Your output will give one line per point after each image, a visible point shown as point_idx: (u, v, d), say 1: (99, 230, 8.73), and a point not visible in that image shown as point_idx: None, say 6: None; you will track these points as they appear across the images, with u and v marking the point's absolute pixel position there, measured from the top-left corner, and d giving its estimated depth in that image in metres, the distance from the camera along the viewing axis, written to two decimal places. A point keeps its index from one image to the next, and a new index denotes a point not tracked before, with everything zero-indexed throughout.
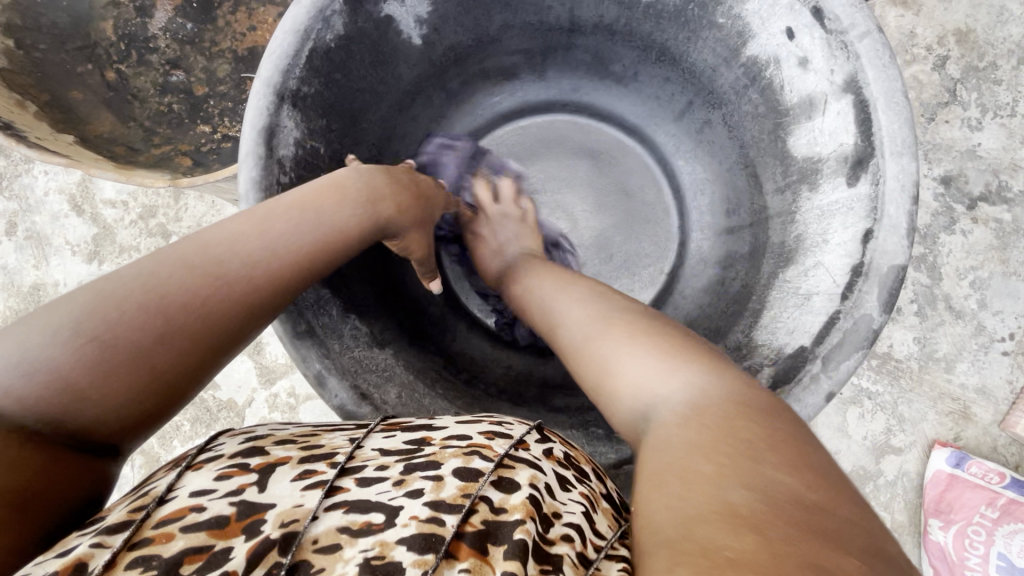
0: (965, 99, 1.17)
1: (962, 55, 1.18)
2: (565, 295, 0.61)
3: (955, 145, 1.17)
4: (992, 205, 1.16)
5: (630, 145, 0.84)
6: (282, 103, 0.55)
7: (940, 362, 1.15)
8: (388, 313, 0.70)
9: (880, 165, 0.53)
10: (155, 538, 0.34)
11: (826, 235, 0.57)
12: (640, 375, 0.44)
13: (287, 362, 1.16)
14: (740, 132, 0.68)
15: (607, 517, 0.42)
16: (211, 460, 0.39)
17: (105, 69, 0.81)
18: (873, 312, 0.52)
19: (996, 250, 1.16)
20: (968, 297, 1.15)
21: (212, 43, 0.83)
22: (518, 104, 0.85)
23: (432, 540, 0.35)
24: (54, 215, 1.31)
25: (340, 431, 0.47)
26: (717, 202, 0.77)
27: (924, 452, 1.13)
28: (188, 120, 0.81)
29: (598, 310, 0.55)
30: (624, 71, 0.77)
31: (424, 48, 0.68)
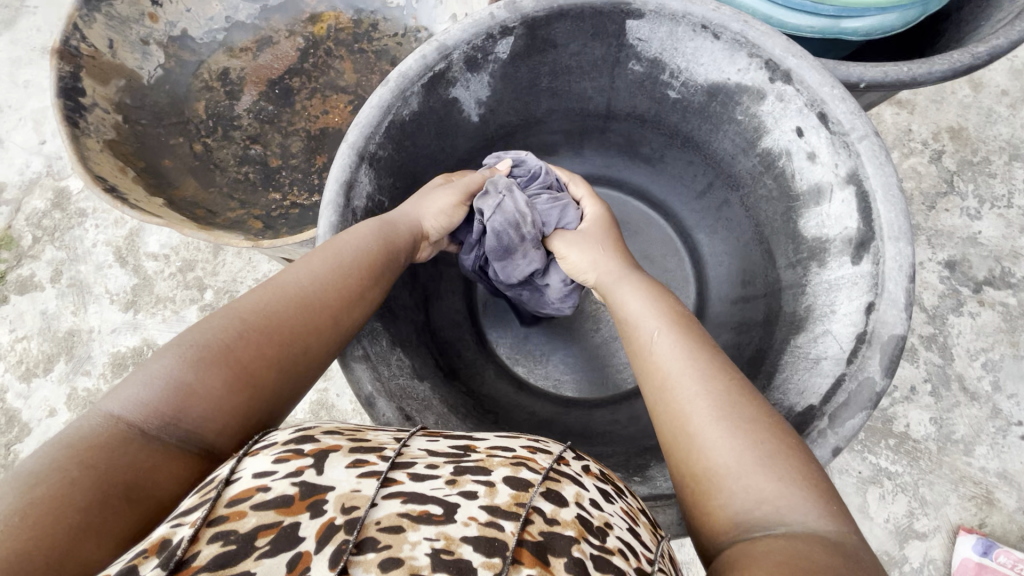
0: (963, 189, 1.25)
1: (956, 150, 1.27)
2: (670, 356, 0.52)
3: (956, 232, 1.23)
4: (997, 289, 1.20)
5: (654, 218, 0.94)
6: (361, 163, 0.63)
7: (959, 445, 1.14)
8: (426, 351, 0.74)
9: (880, 248, 0.57)
10: (229, 516, 0.35)
11: (833, 306, 0.62)
12: (767, 491, 0.42)
13: (306, 416, 1.19)
14: (756, 212, 0.75)
15: (648, 531, 0.45)
16: (266, 448, 0.41)
17: (193, 141, 0.90)
18: (874, 376, 0.55)
19: (1005, 332, 1.19)
20: (981, 378, 1.17)
21: (288, 122, 0.94)
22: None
23: (496, 543, 0.37)
24: (99, 265, 1.38)
25: (382, 430, 0.48)
26: (734, 274, 0.82)
27: (949, 538, 1.10)
28: (262, 186, 0.90)
29: (715, 390, 0.48)
30: (652, 153, 0.85)
31: (479, 125, 0.76)
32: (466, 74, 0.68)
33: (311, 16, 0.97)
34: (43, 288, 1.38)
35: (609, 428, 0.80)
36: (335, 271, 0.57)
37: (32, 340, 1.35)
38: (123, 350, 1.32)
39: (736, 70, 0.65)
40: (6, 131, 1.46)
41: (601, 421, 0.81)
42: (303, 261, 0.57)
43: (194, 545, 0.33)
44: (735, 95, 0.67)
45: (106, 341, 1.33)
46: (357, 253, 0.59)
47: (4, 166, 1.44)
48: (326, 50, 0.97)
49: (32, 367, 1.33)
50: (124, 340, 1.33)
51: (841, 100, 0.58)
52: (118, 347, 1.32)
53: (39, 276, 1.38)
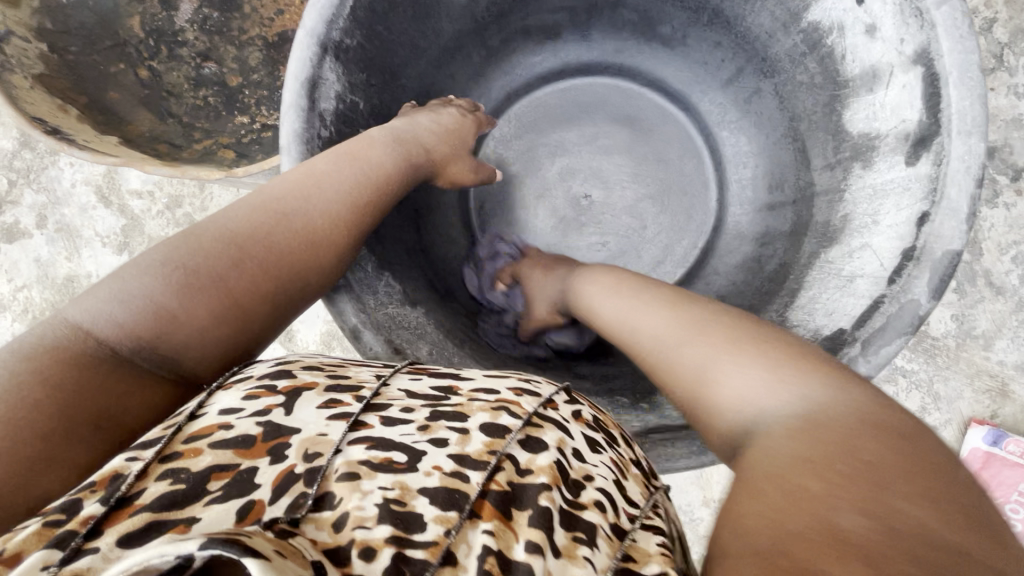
0: (1013, 64, 1.12)
1: (1010, 17, 1.12)
2: (631, 313, 0.52)
3: (1001, 114, 1.12)
4: None
5: (671, 112, 0.81)
6: (325, 56, 0.54)
7: (978, 340, 1.13)
8: (421, 275, 0.69)
9: (945, 144, 0.49)
10: (185, 453, 0.33)
11: (877, 216, 0.55)
12: (747, 385, 0.37)
13: (318, 348, 1.19)
14: (792, 104, 0.66)
15: (637, 484, 0.41)
16: (240, 382, 0.39)
17: (137, 66, 0.80)
18: (919, 298, 0.50)
19: None
20: (1009, 272, 1.12)
21: (239, 31, 0.81)
22: (558, 66, 0.81)
23: (456, 496, 0.34)
24: (83, 207, 1.32)
25: (367, 367, 0.46)
26: (762, 175, 0.74)
27: (959, 430, 1.13)
28: (225, 111, 0.80)
29: (672, 324, 0.46)
30: (672, 33, 0.75)
31: (468, 3, 0.66)
32: None
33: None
34: (32, 235, 1.33)
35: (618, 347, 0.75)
36: (343, 203, 0.53)
37: (34, 288, 1.33)
38: None
39: None
40: None
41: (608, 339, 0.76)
42: (303, 174, 0.52)
43: (142, 481, 0.31)
44: None
45: None
46: (350, 187, 0.54)
47: None
48: None
49: (38, 316, 1.31)
50: None
51: None
52: None
53: (24, 223, 1.33)
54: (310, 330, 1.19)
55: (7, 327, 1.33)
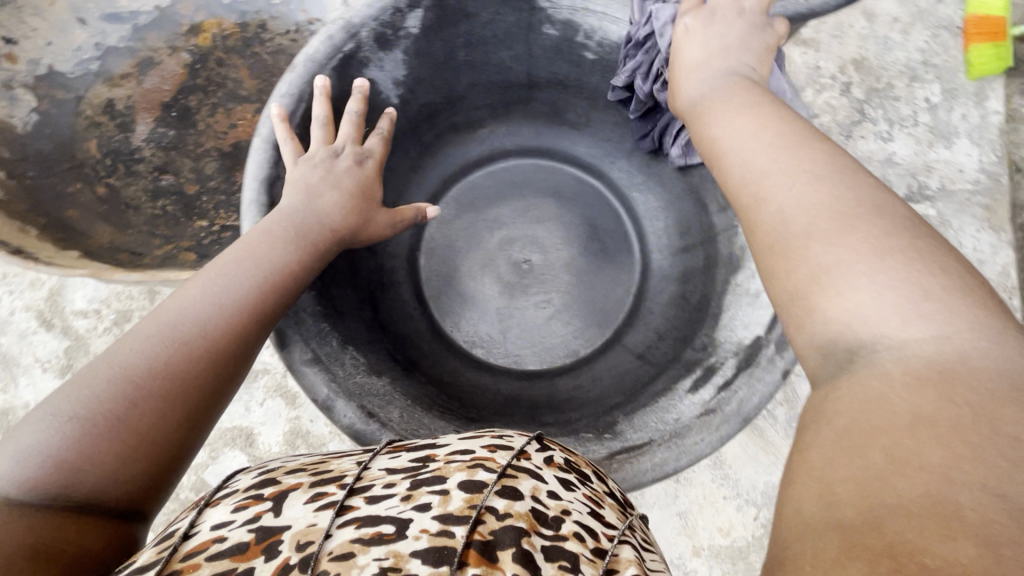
0: (874, 115, 1.33)
1: (862, 80, 1.35)
2: (770, 165, 0.45)
3: (874, 156, 1.32)
4: (918, 203, 1.30)
5: (588, 182, 0.91)
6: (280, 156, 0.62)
7: None
8: (380, 352, 0.71)
9: None
10: (182, 570, 0.36)
11: None
12: (880, 309, 0.35)
13: (281, 450, 1.14)
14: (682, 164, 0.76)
15: (614, 511, 0.47)
16: (228, 497, 0.43)
17: (94, 184, 0.83)
18: None
19: None
20: None
21: (195, 144, 0.86)
22: (484, 152, 0.91)
23: (445, 552, 0.37)
24: (21, 333, 1.27)
25: (348, 457, 0.50)
26: (672, 224, 0.82)
27: None
28: (184, 218, 0.84)
29: (825, 198, 0.40)
30: (578, 118, 0.85)
31: (400, 105, 0.75)
32: (378, 54, 0.66)
33: (192, 28, 0.88)
34: None
35: (576, 392, 0.79)
36: (236, 304, 0.52)
37: None
38: None
39: None
40: None
41: (565, 388, 0.80)
42: (190, 292, 0.51)
43: None
44: None
45: None
46: (257, 281, 0.54)
47: None
48: (218, 61, 0.88)
49: None
50: None
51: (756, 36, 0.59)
52: None
53: None
54: (272, 432, 1.15)
55: None
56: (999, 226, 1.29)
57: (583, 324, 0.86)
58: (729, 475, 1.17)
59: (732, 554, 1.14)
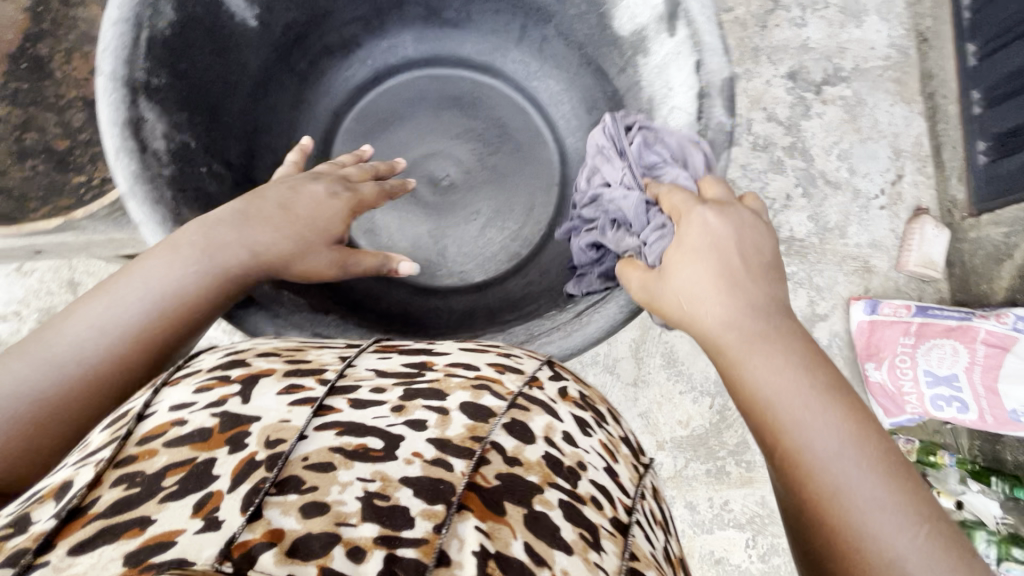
0: (787, 3, 1.33)
1: None
2: (857, 480, 0.43)
3: (790, 44, 1.33)
4: (834, 85, 1.33)
5: (485, 82, 0.88)
6: (137, 96, 0.57)
7: (835, 231, 1.29)
8: (320, 288, 0.71)
9: (687, 7, 0.60)
10: (138, 456, 0.36)
11: (669, 85, 0.65)
12: None
13: None
14: (574, 36, 0.75)
15: (626, 466, 0.48)
16: (188, 376, 0.42)
17: None
18: (721, 119, 0.62)
19: (849, 123, 1.32)
20: (839, 168, 1.31)
21: (56, 96, 0.79)
22: (372, 74, 0.88)
23: (441, 488, 0.38)
24: None
25: (330, 349, 0.50)
26: (578, 102, 0.82)
27: (844, 310, 1.27)
28: (58, 174, 0.79)
29: (867, 488, 0.42)
30: (457, 15, 0.83)
31: (262, 30, 0.70)
32: None
33: None
34: None
35: (528, 289, 0.80)
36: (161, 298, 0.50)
37: None
38: None
39: None
40: None
41: (517, 289, 0.80)
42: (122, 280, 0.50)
43: (94, 489, 0.35)
44: None
45: None
46: (196, 278, 0.52)
47: None
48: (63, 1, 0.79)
49: None
50: None
51: None
52: None
53: None
54: None
55: None
56: (911, 98, 1.33)
57: (518, 225, 0.85)
58: (683, 370, 1.22)
59: (693, 442, 1.21)
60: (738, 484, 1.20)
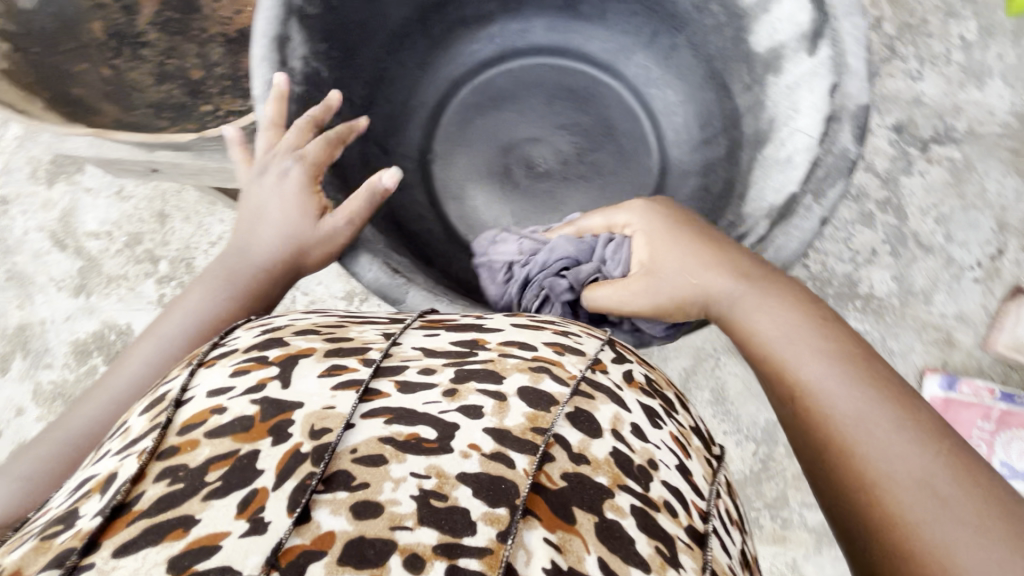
0: (904, 53, 1.28)
1: (894, 15, 1.29)
2: (865, 409, 0.45)
3: (901, 96, 1.27)
4: (942, 145, 1.25)
5: (601, 80, 0.88)
6: (291, 18, 0.60)
7: (919, 296, 1.21)
8: (402, 241, 0.74)
9: (836, 27, 0.57)
10: (181, 447, 0.37)
11: (796, 106, 0.63)
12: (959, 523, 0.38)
13: None
14: (704, 46, 0.75)
15: (699, 462, 0.47)
16: (224, 358, 0.43)
17: (101, 66, 0.81)
18: (847, 145, 0.58)
19: (952, 186, 1.24)
20: (934, 232, 1.23)
21: (200, 30, 0.83)
22: (499, 51, 0.89)
23: (505, 488, 0.37)
24: (36, 253, 1.29)
25: (371, 324, 0.49)
26: (693, 117, 0.82)
27: (917, 381, 1.18)
28: (190, 102, 0.81)
29: (882, 407, 0.44)
30: (593, 11, 0.84)
31: None
32: None
33: None
34: None
35: None
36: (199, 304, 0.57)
37: None
38: (83, 336, 1.26)
39: None
40: None
41: None
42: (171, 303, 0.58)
43: (138, 485, 0.35)
44: None
45: (62, 330, 1.26)
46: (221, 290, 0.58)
47: None
48: None
49: None
50: (83, 326, 1.26)
51: None
52: (77, 334, 1.26)
53: None
54: None
55: None
56: None
57: None
58: (730, 410, 1.18)
59: None
60: (769, 540, 1.13)
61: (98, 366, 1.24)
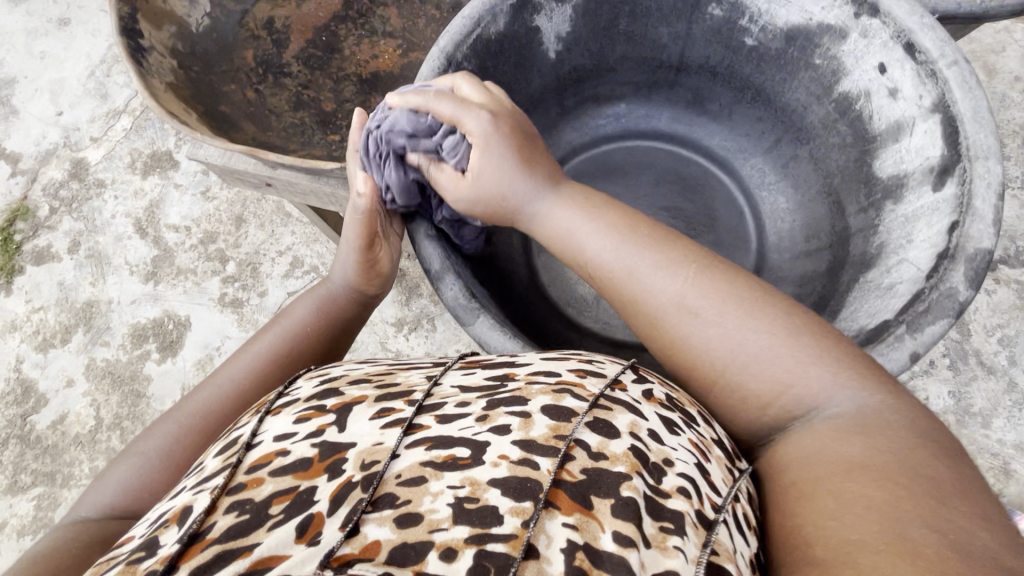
0: None
1: None
2: (671, 294, 0.51)
3: None
4: (1012, 267, 1.24)
5: (715, 173, 0.93)
6: (449, 68, 0.68)
7: (976, 417, 1.17)
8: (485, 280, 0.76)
9: (968, 167, 0.60)
10: (248, 483, 0.38)
11: (910, 236, 0.65)
12: (767, 369, 0.46)
13: None
14: (826, 163, 0.80)
15: (721, 469, 0.44)
16: (288, 406, 0.45)
17: (246, 89, 0.85)
18: (959, 288, 0.57)
19: (1019, 309, 1.22)
20: (998, 353, 1.20)
21: (337, 67, 0.92)
22: (620, 130, 0.94)
23: (528, 485, 0.37)
24: (118, 236, 1.37)
25: (414, 370, 0.50)
26: (799, 228, 0.86)
27: None
28: (318, 131, 0.88)
29: (683, 289, 0.51)
30: (719, 110, 0.89)
31: (555, 62, 0.80)
32: (552, 3, 0.73)
33: None
34: (61, 259, 1.36)
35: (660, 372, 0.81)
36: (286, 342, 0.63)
37: (50, 311, 1.33)
38: (144, 321, 1.31)
39: (820, 8, 0.69)
40: (23, 104, 1.47)
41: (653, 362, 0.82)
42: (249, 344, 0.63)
43: (210, 516, 0.36)
44: (815, 37, 0.72)
45: (125, 312, 1.32)
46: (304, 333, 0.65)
47: (21, 139, 1.44)
48: None
49: (49, 338, 1.31)
50: (145, 312, 1.31)
51: (930, 28, 0.62)
52: (138, 318, 1.31)
53: (57, 247, 1.37)
54: None
55: (13, 347, 1.31)
56: None
57: None
58: None
59: None
60: None
61: (151, 352, 1.29)
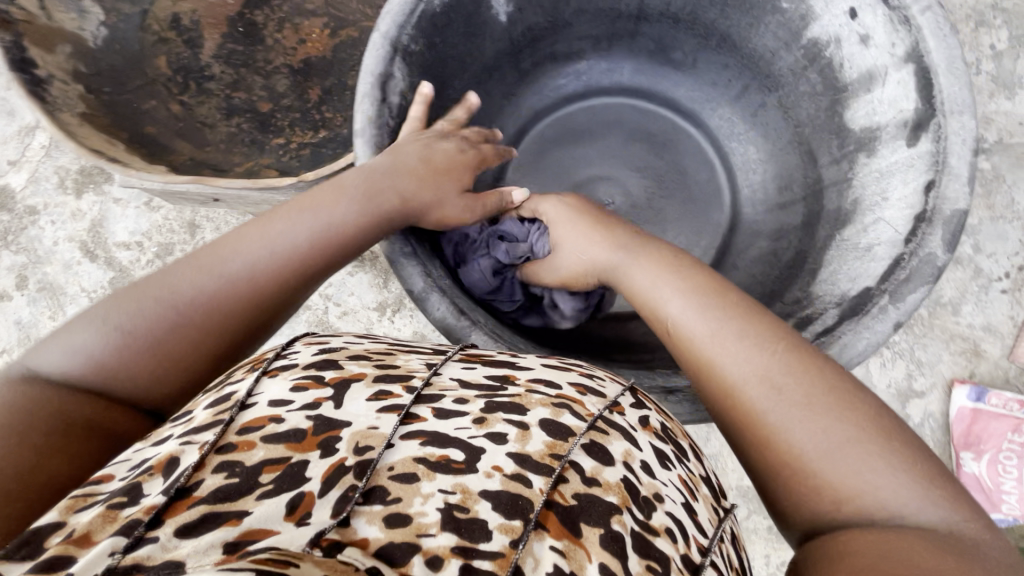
0: None
1: None
2: (749, 364, 0.48)
3: None
4: None
5: (682, 126, 0.92)
6: (395, 55, 0.63)
7: (947, 306, 1.23)
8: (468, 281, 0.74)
9: (942, 123, 0.59)
10: (239, 445, 0.37)
11: (886, 193, 0.64)
12: (845, 462, 0.43)
13: None
14: (796, 112, 0.78)
15: (707, 507, 0.45)
16: (287, 370, 0.43)
17: (169, 102, 0.80)
18: (936, 252, 0.57)
19: (981, 196, 1.25)
20: (963, 243, 1.24)
21: (265, 61, 0.84)
22: (580, 89, 0.92)
23: (519, 501, 0.37)
24: (66, 263, 1.29)
25: (415, 354, 0.49)
26: (770, 179, 0.85)
27: (946, 391, 1.21)
28: (261, 134, 0.81)
29: (765, 366, 0.48)
30: (684, 59, 0.86)
31: (507, 26, 0.75)
32: None
33: None
34: (12, 297, 1.28)
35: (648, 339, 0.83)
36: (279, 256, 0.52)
37: (14, 352, 1.27)
38: None
39: None
40: None
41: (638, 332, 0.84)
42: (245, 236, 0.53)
43: (198, 473, 0.35)
44: None
45: None
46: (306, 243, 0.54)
47: None
48: None
49: None
50: None
51: None
52: None
53: (4, 286, 1.29)
54: None
55: None
56: None
57: None
58: None
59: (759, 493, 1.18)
60: None
61: None
